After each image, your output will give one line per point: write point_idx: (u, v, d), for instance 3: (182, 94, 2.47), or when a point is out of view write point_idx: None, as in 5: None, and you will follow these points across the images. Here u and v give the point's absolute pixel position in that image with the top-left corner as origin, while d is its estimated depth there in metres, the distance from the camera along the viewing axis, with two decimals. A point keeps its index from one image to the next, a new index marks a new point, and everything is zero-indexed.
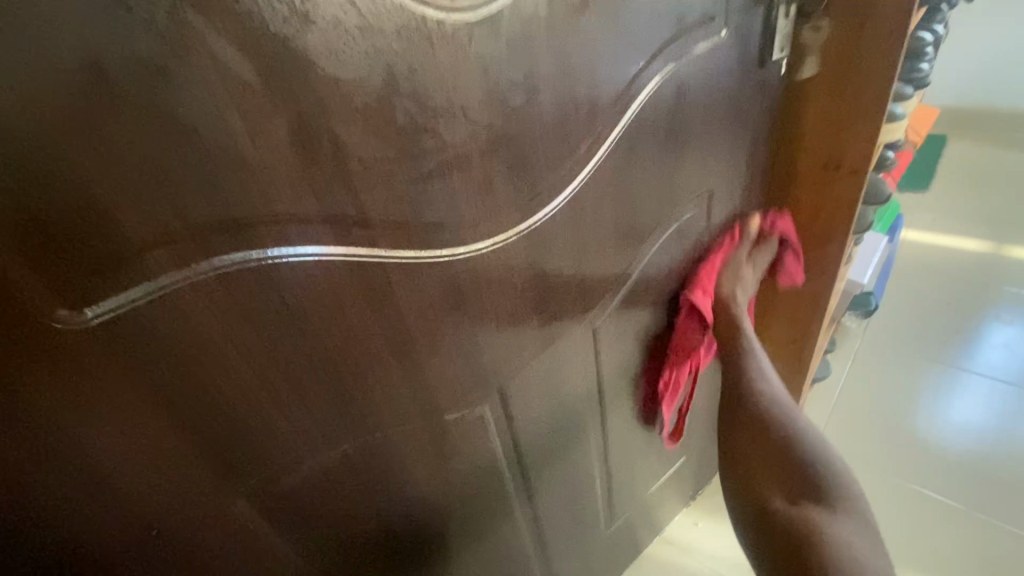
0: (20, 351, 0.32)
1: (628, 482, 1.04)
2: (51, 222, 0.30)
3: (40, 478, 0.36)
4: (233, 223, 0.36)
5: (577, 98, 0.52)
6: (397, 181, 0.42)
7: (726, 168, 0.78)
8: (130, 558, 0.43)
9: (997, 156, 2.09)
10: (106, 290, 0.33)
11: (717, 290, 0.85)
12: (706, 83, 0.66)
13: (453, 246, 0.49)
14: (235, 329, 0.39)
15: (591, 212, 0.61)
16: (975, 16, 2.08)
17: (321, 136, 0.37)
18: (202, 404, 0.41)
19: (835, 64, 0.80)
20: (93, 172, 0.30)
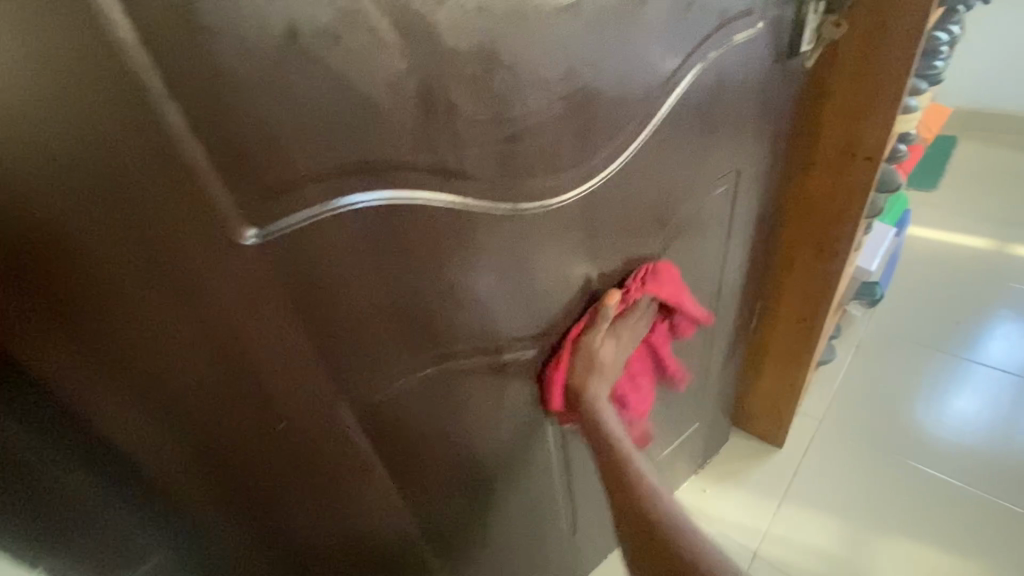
0: (212, 257, 0.41)
1: (646, 442, 1.13)
2: (248, 155, 0.38)
3: (205, 365, 0.45)
4: (370, 166, 0.44)
5: (634, 77, 0.59)
6: (490, 140, 0.50)
7: (752, 151, 0.86)
8: (257, 446, 0.53)
9: (1004, 158, 2.15)
10: (277, 214, 0.42)
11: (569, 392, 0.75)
12: (741, 72, 0.73)
13: (526, 201, 0.57)
14: (359, 256, 0.48)
15: (637, 181, 0.69)
16: (994, 18, 2.11)
17: (438, 98, 0.45)
18: (328, 319, 0.49)
19: (857, 57, 0.87)
20: (280, 115, 0.38)
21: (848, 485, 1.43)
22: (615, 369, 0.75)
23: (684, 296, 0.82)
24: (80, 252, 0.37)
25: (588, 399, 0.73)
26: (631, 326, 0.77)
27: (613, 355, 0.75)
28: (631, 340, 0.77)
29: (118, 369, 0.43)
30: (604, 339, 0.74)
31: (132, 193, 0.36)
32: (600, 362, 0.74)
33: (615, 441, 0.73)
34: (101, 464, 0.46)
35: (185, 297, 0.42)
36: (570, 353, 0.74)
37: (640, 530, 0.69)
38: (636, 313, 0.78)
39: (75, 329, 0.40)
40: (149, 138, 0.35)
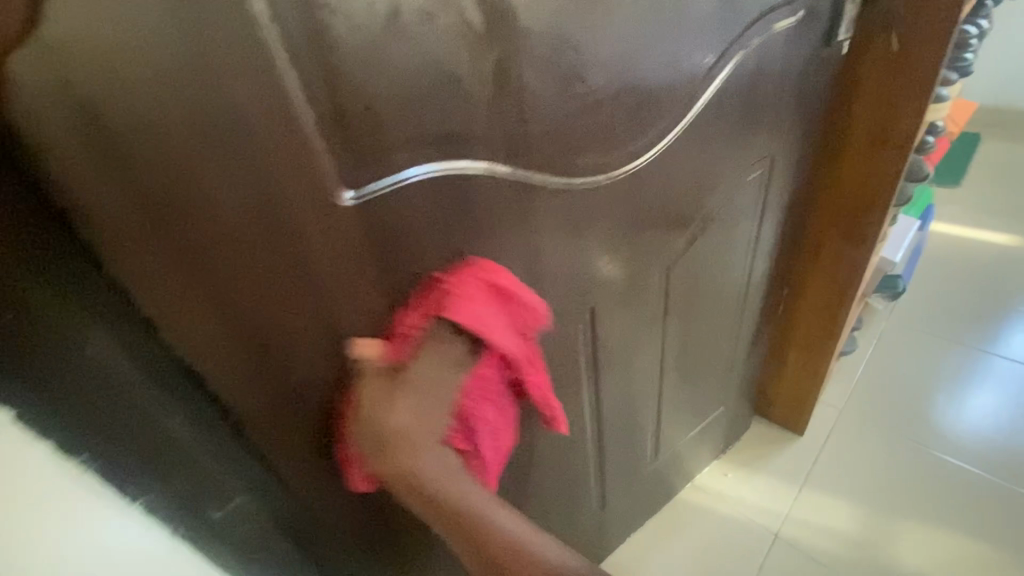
0: (315, 215, 0.45)
1: (674, 423, 1.16)
2: (350, 121, 0.43)
3: (297, 314, 0.51)
4: (449, 137, 0.48)
5: (682, 60, 0.63)
6: (552, 116, 0.54)
7: (787, 138, 0.89)
8: (330, 390, 0.58)
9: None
10: (370, 178, 0.46)
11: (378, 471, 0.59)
12: (780, 59, 0.76)
13: (579, 176, 0.61)
14: (433, 221, 0.53)
15: (679, 161, 0.72)
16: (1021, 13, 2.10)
17: (511, 75, 0.49)
18: (401, 275, 0.54)
19: (891, 46, 0.90)
20: (379, 86, 0.42)
21: (868, 472, 1.45)
22: (422, 427, 0.57)
23: (493, 309, 0.58)
24: (208, 209, 0.41)
25: (408, 473, 0.57)
26: (449, 377, 0.58)
27: (404, 421, 0.57)
28: (417, 386, 0.57)
29: (230, 323, 0.48)
30: (386, 399, 0.56)
31: (255, 156, 0.40)
32: (391, 431, 0.57)
33: (457, 498, 0.57)
34: (206, 410, 0.52)
35: (289, 253, 0.46)
36: (356, 398, 0.57)
37: None
38: (438, 343, 0.57)
39: (201, 286, 0.45)
40: (273, 106, 0.39)
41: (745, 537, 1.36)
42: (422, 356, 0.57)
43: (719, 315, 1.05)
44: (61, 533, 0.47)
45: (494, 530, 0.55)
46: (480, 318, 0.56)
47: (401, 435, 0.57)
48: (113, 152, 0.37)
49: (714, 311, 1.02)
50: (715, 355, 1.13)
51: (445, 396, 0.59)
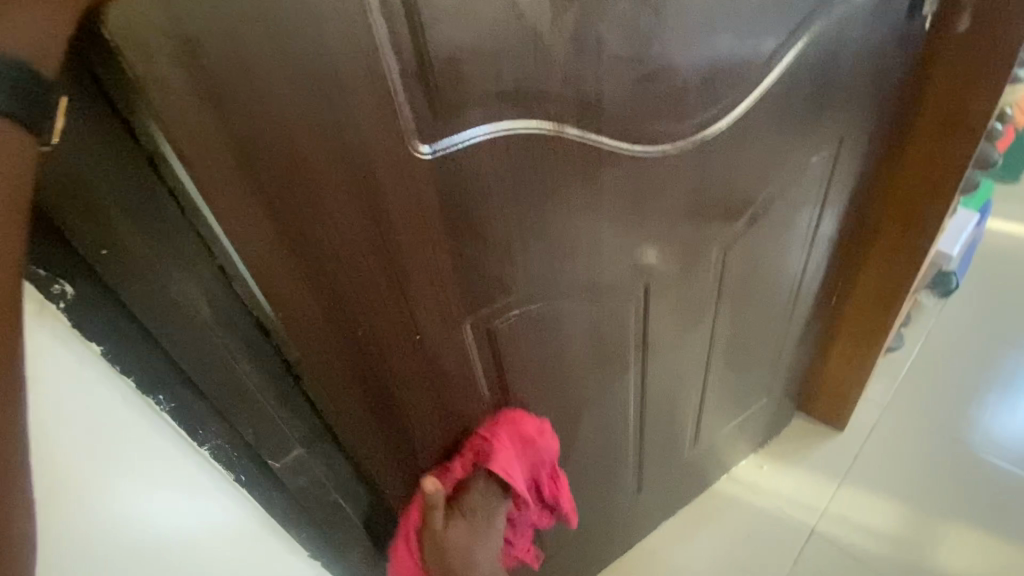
0: (391, 166, 0.45)
1: (716, 410, 1.13)
2: (433, 72, 0.42)
3: (368, 271, 0.49)
4: (525, 94, 0.48)
5: (758, 26, 0.61)
6: (626, 78, 0.53)
7: (856, 118, 0.85)
8: (396, 357, 0.57)
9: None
10: (446, 133, 0.46)
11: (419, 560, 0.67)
12: (859, 33, 0.73)
13: (648, 143, 0.60)
14: (502, 181, 0.52)
15: (747, 135, 0.70)
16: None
17: (591, 33, 0.48)
18: (469, 236, 0.53)
19: (971, 22, 0.84)
20: (464, 37, 0.42)
21: (912, 472, 1.41)
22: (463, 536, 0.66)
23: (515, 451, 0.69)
24: (291, 154, 0.41)
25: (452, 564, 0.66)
26: (484, 519, 0.67)
27: (461, 539, 0.66)
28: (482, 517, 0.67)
29: (310, 274, 0.47)
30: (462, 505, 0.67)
31: (339, 100, 0.40)
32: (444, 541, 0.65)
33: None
34: (276, 363, 0.52)
35: (365, 205, 0.45)
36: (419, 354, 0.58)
37: None
38: (477, 488, 0.67)
39: (284, 234, 0.44)
40: (361, 49, 0.39)
41: (781, 531, 1.33)
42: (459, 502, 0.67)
43: (772, 302, 1.02)
44: (122, 487, 0.48)
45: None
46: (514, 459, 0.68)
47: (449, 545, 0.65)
48: (209, 91, 0.36)
49: (767, 297, 0.99)
50: (763, 343, 1.09)
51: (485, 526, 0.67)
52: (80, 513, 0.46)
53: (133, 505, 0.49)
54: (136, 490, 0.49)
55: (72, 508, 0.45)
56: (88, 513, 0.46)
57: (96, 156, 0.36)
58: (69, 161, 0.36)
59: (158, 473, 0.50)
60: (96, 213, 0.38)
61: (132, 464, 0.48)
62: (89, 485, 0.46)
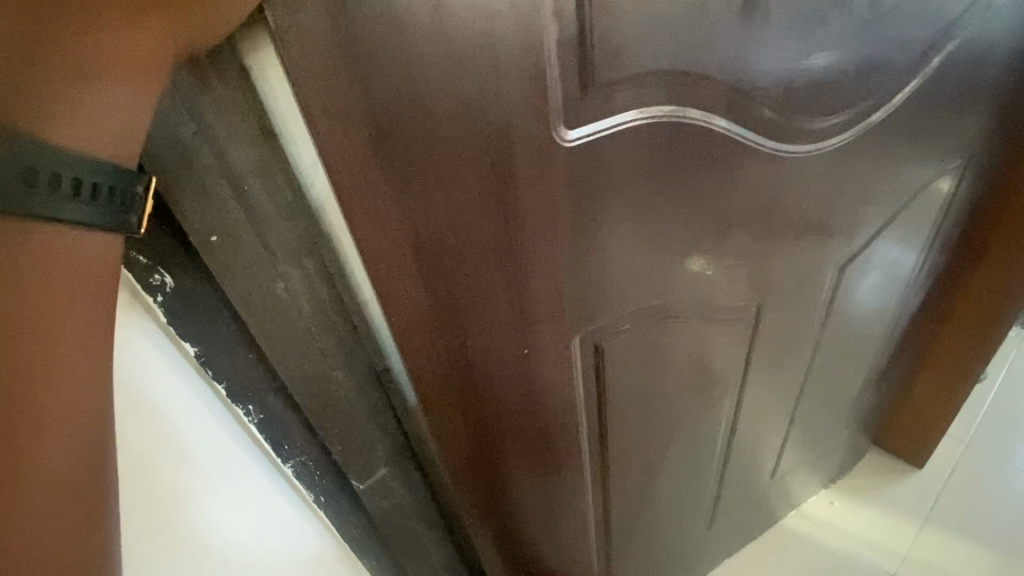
0: (532, 153, 0.39)
1: (797, 442, 1.03)
2: (593, 45, 0.36)
3: (486, 271, 0.43)
4: (681, 77, 0.41)
5: (917, 14, 0.53)
6: (784, 64, 0.46)
7: (989, 126, 0.76)
8: (499, 370, 0.50)
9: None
10: (593, 118, 0.40)
11: None
12: (1007, 31, 0.65)
13: (791, 142, 0.52)
14: (639, 176, 0.45)
15: (885, 139, 0.62)
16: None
17: (760, 9, 0.41)
18: (595, 237, 0.47)
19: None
20: (631, 4, 0.36)
21: (1003, 520, 1.28)
22: None
23: None
24: (428, 132, 0.35)
25: None
26: None
27: None
28: None
29: (427, 275, 0.42)
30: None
31: (490, 71, 0.34)
32: None
33: None
34: (371, 373, 0.48)
35: (496, 196, 0.40)
36: (523, 367, 0.51)
37: None
38: None
39: (405, 228, 0.39)
40: (523, 12, 0.33)
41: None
42: None
43: (871, 327, 0.93)
44: (194, 508, 0.44)
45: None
46: None
47: None
48: (354, 56, 0.31)
49: (868, 320, 0.90)
50: (854, 371, 1.00)
51: None
52: (149, 535, 0.42)
53: (201, 528, 0.45)
54: (209, 510, 0.45)
55: (144, 528, 0.41)
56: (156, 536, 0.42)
57: (215, 130, 0.33)
58: (190, 135, 0.32)
59: (232, 490, 0.46)
60: (208, 196, 0.34)
61: (204, 482, 0.44)
62: (159, 505, 0.42)
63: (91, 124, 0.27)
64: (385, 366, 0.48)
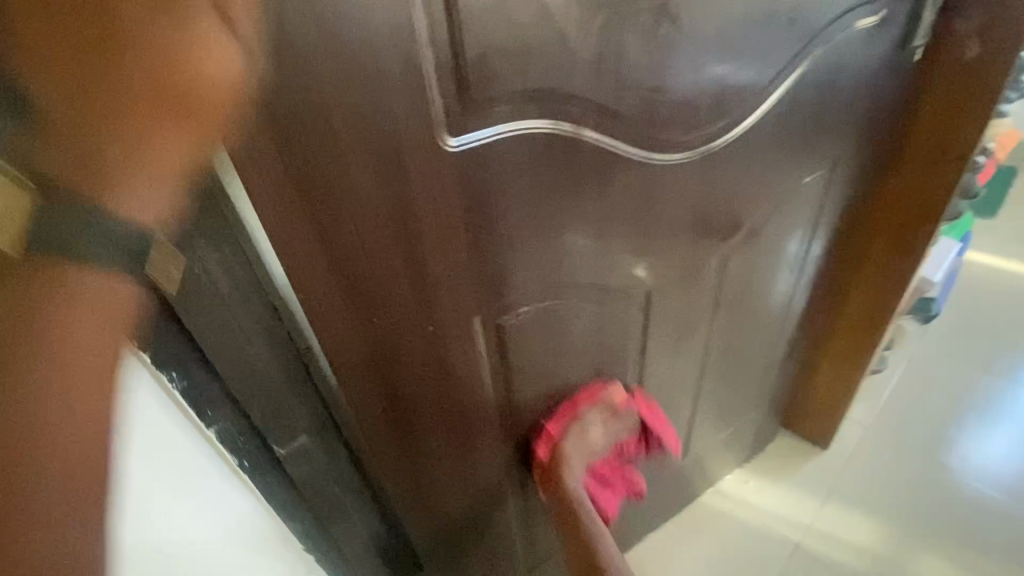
0: (420, 156, 0.46)
1: (705, 421, 1.14)
2: (466, 67, 0.44)
3: (387, 257, 0.50)
4: (550, 95, 0.50)
5: (764, 46, 0.63)
6: (644, 85, 0.55)
7: (850, 141, 0.89)
8: (406, 345, 0.58)
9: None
10: (474, 128, 0.47)
11: (554, 446, 0.79)
12: (851, 61, 0.77)
13: (659, 151, 0.62)
14: (522, 179, 0.53)
15: (750, 151, 0.73)
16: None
17: (615, 40, 0.50)
18: (488, 230, 0.54)
19: (975, 50, 0.86)
20: (496, 36, 0.44)
21: (893, 493, 1.43)
22: (593, 452, 0.82)
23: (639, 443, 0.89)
24: (326, 136, 0.42)
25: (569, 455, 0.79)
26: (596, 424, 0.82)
27: (592, 438, 0.81)
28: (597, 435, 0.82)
29: (334, 260, 0.49)
30: (594, 426, 0.81)
31: (375, 88, 0.42)
32: (583, 445, 0.80)
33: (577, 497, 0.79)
34: (291, 347, 0.54)
35: (392, 191, 0.47)
36: (429, 343, 0.59)
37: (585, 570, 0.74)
38: (594, 427, 0.81)
39: (311, 217, 0.46)
40: (399, 40, 0.41)
41: (763, 545, 1.35)
42: (579, 431, 0.80)
43: (764, 316, 1.04)
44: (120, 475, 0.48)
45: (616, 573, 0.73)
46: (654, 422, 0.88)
47: (587, 445, 0.81)
48: None
49: (760, 310, 1.01)
50: (754, 357, 1.12)
51: (587, 442, 0.81)
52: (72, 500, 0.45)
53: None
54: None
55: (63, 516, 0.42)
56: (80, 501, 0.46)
57: None
58: None
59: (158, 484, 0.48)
60: None
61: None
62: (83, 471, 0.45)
63: (148, 201, 0.34)
64: (302, 341, 0.55)
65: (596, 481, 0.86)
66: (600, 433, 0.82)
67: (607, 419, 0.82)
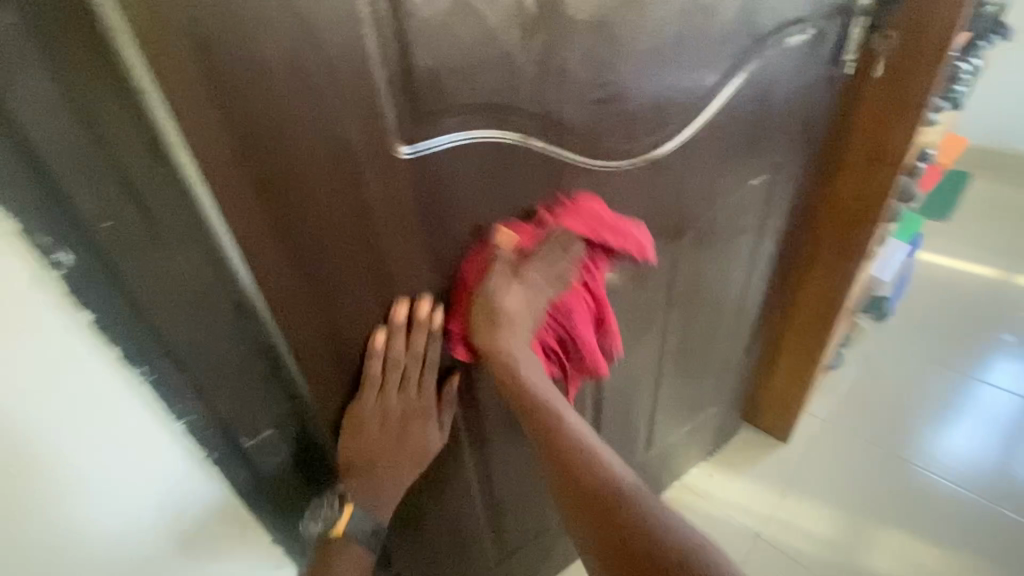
0: (372, 161, 0.51)
1: (667, 414, 1.20)
2: (416, 83, 0.49)
3: (345, 253, 0.55)
4: (496, 107, 0.54)
5: (700, 62, 0.69)
6: (586, 99, 0.60)
7: (790, 148, 0.95)
8: (364, 333, 0.62)
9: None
10: (425, 137, 0.52)
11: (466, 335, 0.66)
12: (786, 75, 0.83)
13: (604, 158, 0.67)
14: (473, 184, 0.58)
15: (693, 156, 0.78)
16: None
17: (555, 58, 0.55)
18: (442, 230, 0.59)
19: (900, 64, 0.93)
20: (443, 56, 0.48)
21: (850, 483, 1.50)
22: (519, 316, 0.65)
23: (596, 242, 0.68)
24: (285, 145, 0.46)
25: (489, 342, 0.65)
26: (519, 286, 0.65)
27: (514, 305, 0.64)
28: (517, 300, 0.65)
29: (295, 259, 0.52)
30: (506, 282, 0.64)
31: (330, 101, 0.46)
32: (502, 313, 0.64)
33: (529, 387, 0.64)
34: (260, 348, 0.56)
35: (348, 194, 0.51)
36: (384, 332, 0.63)
37: (579, 490, 0.57)
38: (506, 283, 0.64)
39: (271, 218, 0.49)
40: (353, 59, 0.45)
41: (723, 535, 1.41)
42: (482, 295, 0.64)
43: (719, 314, 1.10)
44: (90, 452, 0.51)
45: (608, 478, 0.57)
46: (588, 221, 0.67)
47: (506, 316, 0.64)
48: (220, 83, 0.42)
49: (714, 308, 1.07)
50: (712, 352, 1.17)
51: (506, 315, 0.64)
52: (44, 471, 0.49)
53: (101, 477, 0.53)
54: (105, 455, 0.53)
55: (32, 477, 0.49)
56: (50, 473, 0.50)
57: (109, 138, 0.40)
58: (86, 143, 0.40)
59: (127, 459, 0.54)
60: (102, 189, 0.42)
61: (117, 444, 0.53)
62: (53, 446, 0.49)
63: None
64: (273, 340, 0.56)
65: (555, 337, 0.73)
66: (522, 302, 0.65)
67: (520, 266, 0.65)
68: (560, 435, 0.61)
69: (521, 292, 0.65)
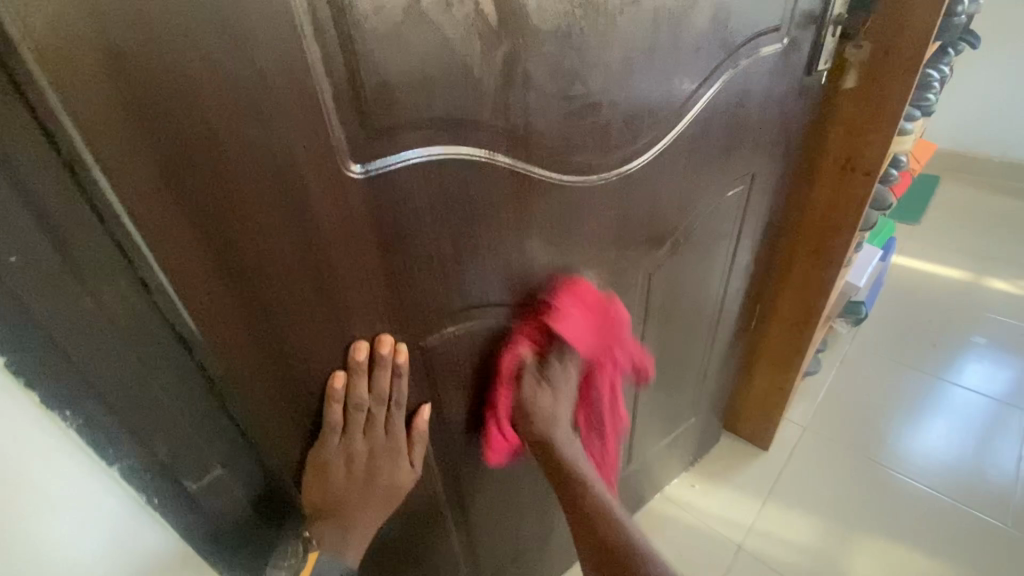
0: (321, 181, 0.47)
1: (647, 427, 1.18)
2: (368, 99, 0.45)
3: (296, 281, 0.51)
4: (458, 122, 0.51)
5: (672, 72, 0.67)
6: (553, 113, 0.57)
7: (766, 158, 0.94)
8: (322, 365, 0.58)
9: (1005, 193, 2.20)
10: (380, 155, 0.48)
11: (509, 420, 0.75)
12: (760, 84, 0.81)
13: (575, 173, 0.64)
14: (435, 203, 0.54)
15: (668, 168, 0.76)
16: (1006, 48, 2.10)
17: (519, 69, 0.52)
18: (403, 253, 0.55)
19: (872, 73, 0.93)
20: (397, 68, 0.45)
21: (830, 490, 1.49)
22: (556, 401, 0.72)
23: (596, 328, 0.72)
24: (220, 167, 0.42)
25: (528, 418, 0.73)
26: (557, 377, 0.72)
27: (547, 394, 0.72)
28: (548, 385, 0.72)
29: (238, 287, 0.48)
30: (537, 379, 0.72)
31: (269, 119, 0.42)
32: (537, 400, 0.72)
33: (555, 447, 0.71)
34: (200, 379, 0.52)
35: (295, 218, 0.47)
36: (346, 363, 0.59)
37: (594, 540, 0.65)
38: (540, 379, 0.72)
39: (208, 245, 0.45)
40: (295, 73, 0.41)
41: (705, 547, 1.39)
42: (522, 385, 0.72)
43: (697, 325, 1.08)
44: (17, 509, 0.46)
45: (619, 531, 0.64)
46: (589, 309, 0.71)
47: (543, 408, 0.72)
48: (140, 101, 0.37)
49: (692, 319, 1.05)
50: (691, 363, 1.16)
51: (541, 401, 0.72)
52: None
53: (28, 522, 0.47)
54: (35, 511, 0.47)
55: None
56: None
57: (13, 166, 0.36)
58: None
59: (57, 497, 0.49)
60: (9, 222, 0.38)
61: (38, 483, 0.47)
62: None
63: None
64: (215, 374, 0.52)
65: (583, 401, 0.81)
66: (554, 399, 0.72)
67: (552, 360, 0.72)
68: (582, 483, 0.69)
69: (552, 377, 0.72)
